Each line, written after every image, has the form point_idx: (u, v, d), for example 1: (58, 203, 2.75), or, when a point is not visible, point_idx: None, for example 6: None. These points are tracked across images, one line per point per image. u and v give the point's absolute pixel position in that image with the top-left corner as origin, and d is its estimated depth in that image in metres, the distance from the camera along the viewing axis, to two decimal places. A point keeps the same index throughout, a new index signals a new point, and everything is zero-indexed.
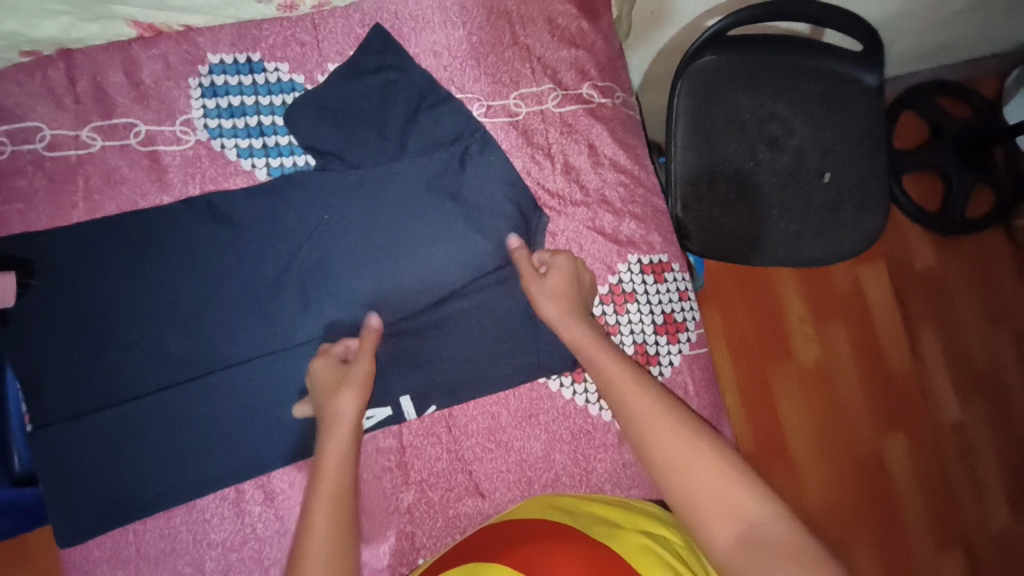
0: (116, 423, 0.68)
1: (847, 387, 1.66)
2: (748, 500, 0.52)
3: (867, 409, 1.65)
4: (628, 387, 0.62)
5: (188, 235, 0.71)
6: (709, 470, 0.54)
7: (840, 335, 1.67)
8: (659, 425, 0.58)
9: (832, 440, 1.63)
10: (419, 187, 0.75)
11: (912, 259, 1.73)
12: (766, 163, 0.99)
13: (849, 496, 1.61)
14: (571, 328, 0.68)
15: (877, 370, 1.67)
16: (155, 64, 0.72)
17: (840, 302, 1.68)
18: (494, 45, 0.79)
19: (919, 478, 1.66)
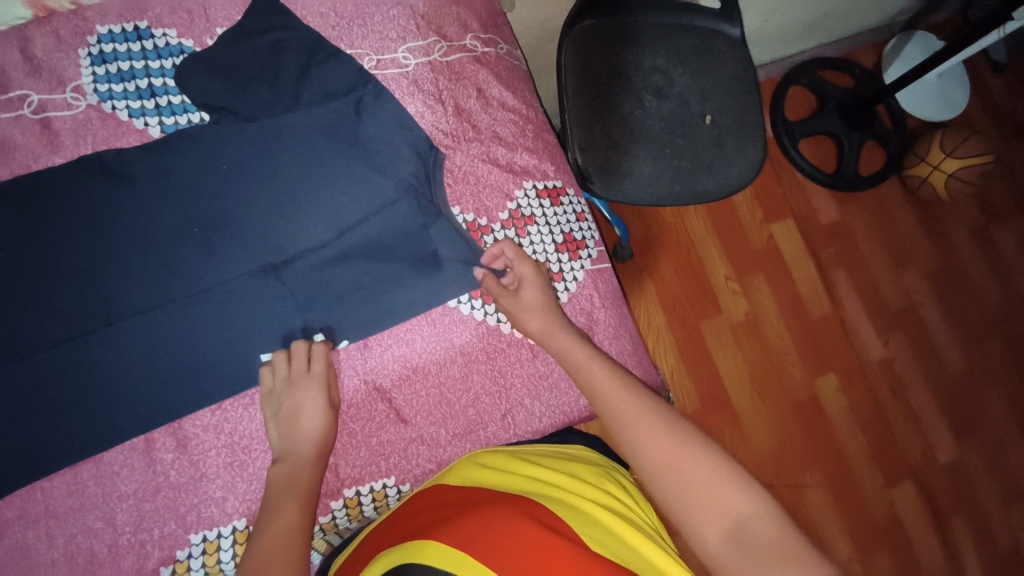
0: (14, 381, 0.66)
1: (778, 337, 1.74)
2: (732, 498, 0.56)
3: (799, 357, 1.73)
4: (620, 400, 0.67)
5: (84, 195, 0.71)
6: (691, 463, 0.59)
7: (763, 288, 1.77)
8: (650, 426, 0.63)
9: (771, 389, 1.69)
10: (317, 135, 0.77)
11: (817, 212, 1.85)
12: (653, 109, 1.08)
13: (795, 441, 1.67)
14: (558, 339, 0.74)
15: (802, 318, 1.76)
16: (47, 38, 0.75)
17: (758, 256, 1.78)
18: (378, 5, 0.85)
19: (859, 416, 1.72)
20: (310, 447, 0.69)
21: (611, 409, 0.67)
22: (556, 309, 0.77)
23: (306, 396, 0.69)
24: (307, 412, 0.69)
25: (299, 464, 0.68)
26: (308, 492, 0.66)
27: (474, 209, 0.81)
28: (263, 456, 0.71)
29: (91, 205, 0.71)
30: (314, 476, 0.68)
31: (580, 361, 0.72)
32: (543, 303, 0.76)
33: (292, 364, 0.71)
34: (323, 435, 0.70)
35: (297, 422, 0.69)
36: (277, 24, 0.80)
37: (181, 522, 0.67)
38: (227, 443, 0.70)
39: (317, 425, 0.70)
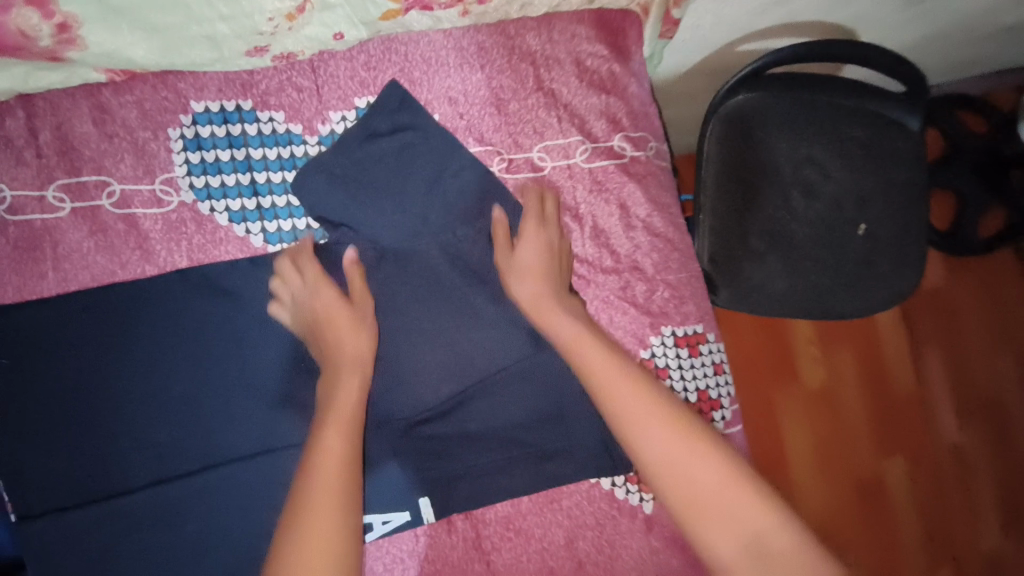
0: (106, 519, 0.62)
1: (851, 411, 1.62)
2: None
3: (868, 433, 1.62)
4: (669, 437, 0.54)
5: (187, 312, 0.65)
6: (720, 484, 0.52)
7: (847, 358, 1.63)
8: (686, 451, 0.53)
9: (835, 463, 1.59)
10: (444, 263, 0.69)
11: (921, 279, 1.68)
12: (800, 212, 0.91)
13: (845, 513, 1.58)
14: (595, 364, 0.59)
15: (880, 394, 1.64)
16: (129, 112, 0.63)
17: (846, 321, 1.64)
18: (516, 91, 0.71)
19: (920, 502, 1.62)
20: (349, 355, 0.61)
21: (632, 428, 0.55)
22: (556, 279, 0.65)
23: (329, 295, 0.62)
24: (338, 323, 0.62)
25: (335, 423, 0.57)
26: (335, 485, 0.53)
27: None
28: None
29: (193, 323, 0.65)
30: (353, 394, 0.59)
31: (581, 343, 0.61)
32: (539, 252, 0.66)
33: (290, 283, 0.64)
34: (355, 342, 0.62)
35: (333, 334, 0.62)
36: (404, 117, 0.68)
37: None
38: None
39: (350, 349, 0.61)
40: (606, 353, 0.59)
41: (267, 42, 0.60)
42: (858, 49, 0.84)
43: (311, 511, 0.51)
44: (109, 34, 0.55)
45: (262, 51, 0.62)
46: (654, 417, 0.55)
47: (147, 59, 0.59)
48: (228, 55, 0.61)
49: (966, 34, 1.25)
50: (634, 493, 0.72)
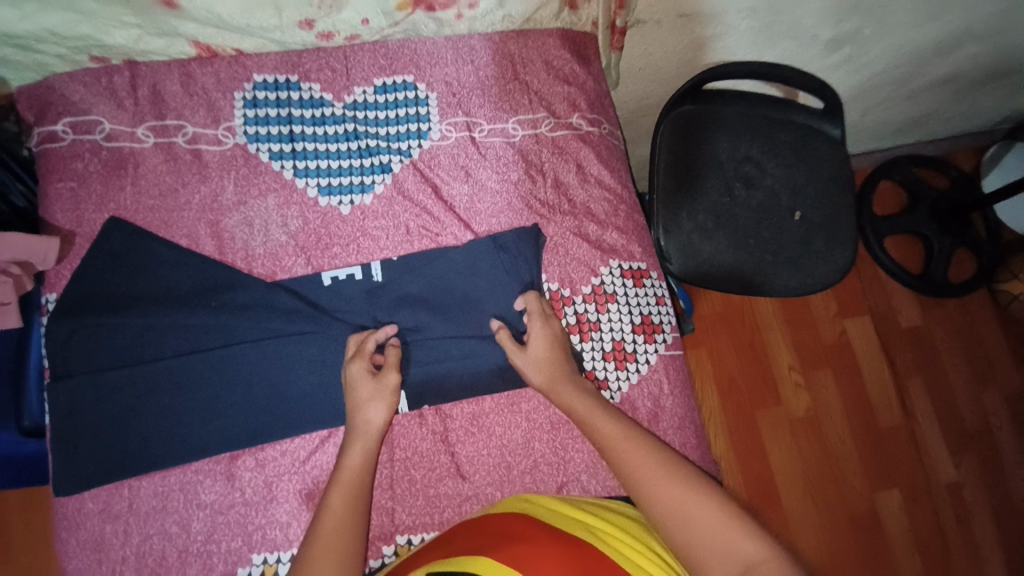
0: (130, 383, 0.74)
1: (840, 442, 1.61)
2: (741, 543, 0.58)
3: (860, 464, 1.59)
4: (626, 456, 0.68)
5: (226, 224, 0.82)
6: (705, 520, 0.60)
7: (831, 388, 1.65)
8: (677, 495, 0.63)
9: (825, 491, 1.56)
10: (429, 202, 0.86)
11: (897, 315, 1.74)
12: (742, 199, 1.09)
13: (845, 556, 1.52)
14: (566, 392, 0.75)
15: (868, 427, 1.63)
16: (207, 78, 0.85)
17: (827, 351, 1.68)
18: (498, 79, 0.92)
19: (919, 538, 1.55)
20: (365, 428, 0.72)
21: (617, 463, 0.68)
22: (563, 362, 0.78)
23: (364, 388, 0.74)
24: (369, 403, 0.73)
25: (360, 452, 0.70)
26: (357, 488, 0.68)
27: (560, 279, 0.85)
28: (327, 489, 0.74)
29: (229, 232, 0.81)
30: (364, 462, 0.70)
31: (586, 414, 0.73)
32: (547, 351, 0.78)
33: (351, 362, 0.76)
34: (377, 413, 0.72)
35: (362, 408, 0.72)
36: (411, 94, 0.89)
37: (247, 540, 0.71)
38: (298, 469, 0.74)
39: (375, 420, 0.72)
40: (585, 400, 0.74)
41: (315, 17, 0.82)
42: (780, 70, 1.05)
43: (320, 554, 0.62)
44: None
45: (309, 26, 0.84)
46: (633, 464, 0.67)
47: (232, 17, 0.79)
48: (285, 24, 0.82)
49: (894, 88, 1.48)
50: None
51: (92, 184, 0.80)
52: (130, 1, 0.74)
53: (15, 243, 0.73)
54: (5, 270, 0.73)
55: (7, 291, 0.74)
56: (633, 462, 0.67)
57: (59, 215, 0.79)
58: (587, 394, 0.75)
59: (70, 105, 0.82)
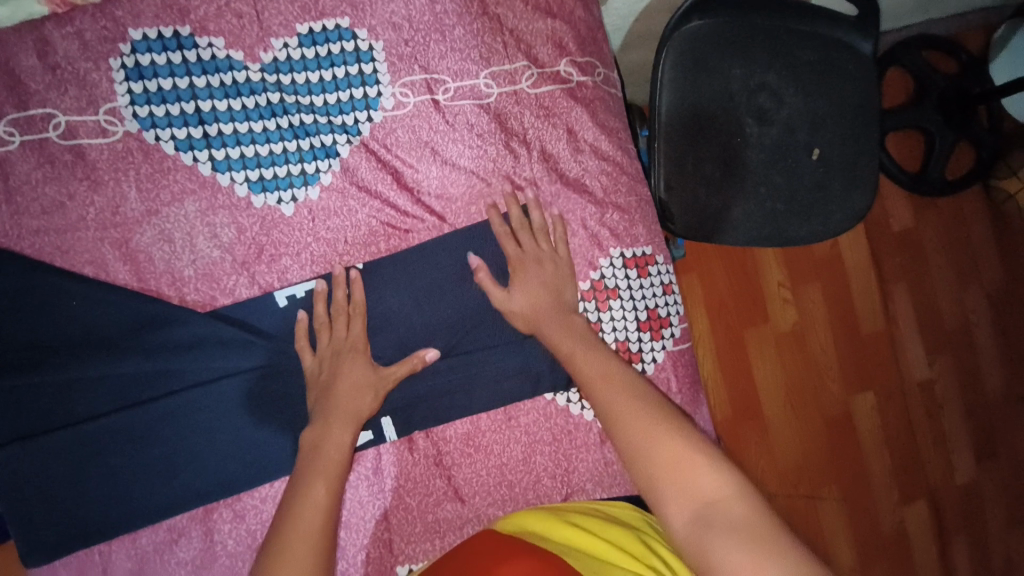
0: (73, 445, 0.64)
1: (823, 354, 1.61)
2: (706, 480, 0.52)
3: (839, 370, 1.61)
4: (600, 376, 0.63)
5: (138, 242, 0.65)
6: (675, 467, 0.53)
7: (817, 301, 1.61)
8: (648, 440, 0.56)
9: (804, 400, 1.59)
10: (390, 191, 0.70)
11: (889, 221, 1.65)
12: (754, 137, 0.94)
13: (821, 457, 1.58)
14: (547, 322, 0.69)
15: (849, 335, 1.63)
16: (70, 43, 0.63)
17: (818, 265, 1.62)
18: (460, 15, 0.71)
19: (887, 429, 1.63)
20: (345, 407, 0.65)
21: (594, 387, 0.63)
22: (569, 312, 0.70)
23: (352, 363, 0.66)
24: (347, 377, 0.66)
25: (336, 424, 0.64)
26: (337, 463, 0.62)
27: None
28: None
29: (144, 253, 0.65)
30: (343, 446, 0.63)
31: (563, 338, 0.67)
32: (545, 288, 0.70)
33: (335, 327, 0.68)
34: (359, 394, 0.65)
35: (335, 383, 0.65)
36: (349, 46, 0.69)
37: None
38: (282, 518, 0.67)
39: (358, 389, 0.65)
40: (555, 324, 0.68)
41: None
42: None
43: (292, 545, 0.54)
44: None
45: None
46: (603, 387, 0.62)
47: None
48: None
49: None
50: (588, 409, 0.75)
51: None
52: None
53: None
54: None
55: None
56: (606, 405, 0.61)
57: None
58: (585, 337, 0.68)
59: None
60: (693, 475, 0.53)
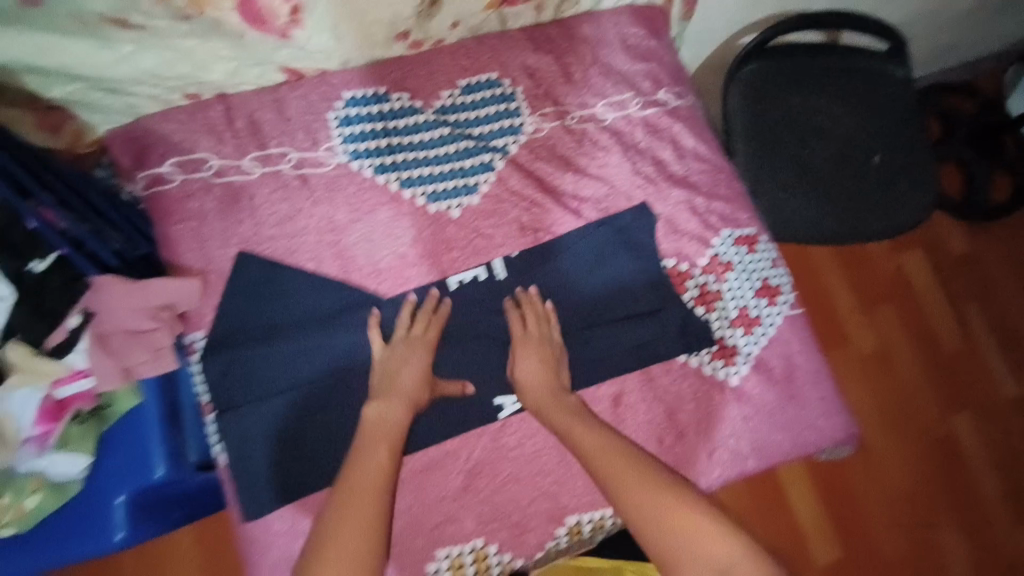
0: (290, 409, 0.77)
1: (911, 381, 1.50)
2: (710, 542, 0.64)
3: (931, 394, 1.50)
4: (603, 456, 0.72)
5: (347, 243, 0.83)
6: (685, 534, 0.65)
7: (893, 322, 1.54)
8: (652, 515, 0.66)
9: (902, 430, 1.46)
10: (535, 195, 0.87)
11: (947, 243, 1.60)
12: (819, 149, 1.11)
13: (931, 488, 1.42)
14: (552, 408, 0.78)
15: (934, 358, 1.52)
16: (299, 102, 0.85)
17: (887, 290, 1.56)
18: (579, 64, 0.92)
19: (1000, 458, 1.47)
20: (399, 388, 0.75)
21: (602, 468, 0.72)
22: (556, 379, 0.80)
23: (410, 352, 0.78)
24: (407, 372, 0.76)
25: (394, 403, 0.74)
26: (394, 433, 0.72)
27: (675, 254, 0.87)
28: (490, 482, 0.82)
29: (350, 251, 0.83)
30: (388, 459, 0.69)
31: (561, 422, 0.76)
32: (539, 363, 0.80)
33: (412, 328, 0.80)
34: (419, 386, 0.76)
35: (398, 377, 0.76)
36: (497, 91, 0.90)
37: (429, 538, 0.80)
38: (466, 468, 0.82)
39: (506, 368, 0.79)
40: (560, 413, 0.77)
41: (410, 29, 0.84)
42: (835, 17, 1.08)
43: (344, 525, 0.62)
44: (327, 18, 0.76)
45: (404, 38, 0.86)
46: (606, 464, 0.71)
47: (343, 48, 0.82)
48: (385, 40, 0.84)
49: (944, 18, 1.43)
50: (720, 369, 0.85)
51: (211, 221, 0.81)
52: (245, 39, 0.75)
53: (161, 288, 0.71)
54: (156, 316, 0.72)
55: (162, 336, 0.72)
56: (612, 480, 0.70)
57: (186, 256, 0.80)
58: (575, 407, 0.78)
59: (171, 145, 0.81)
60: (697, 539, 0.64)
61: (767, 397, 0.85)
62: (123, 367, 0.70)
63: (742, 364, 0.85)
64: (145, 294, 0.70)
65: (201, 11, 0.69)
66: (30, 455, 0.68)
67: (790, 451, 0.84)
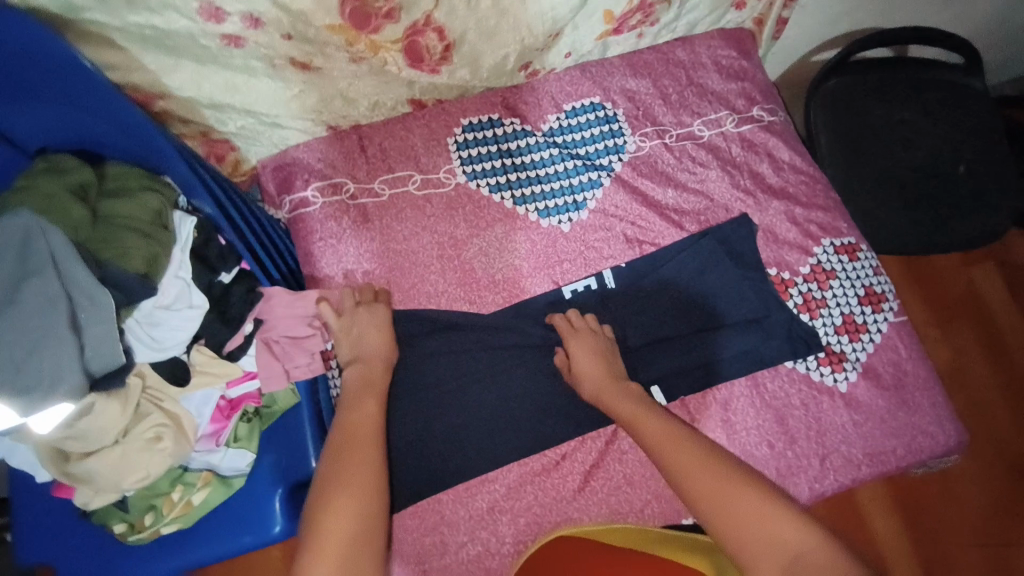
0: (423, 412, 0.84)
1: (982, 399, 1.32)
2: (782, 528, 0.57)
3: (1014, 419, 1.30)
4: (664, 439, 0.70)
5: (467, 256, 0.90)
6: (753, 518, 0.59)
7: (966, 338, 1.36)
8: (717, 500, 0.61)
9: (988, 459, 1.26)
10: (639, 209, 0.92)
11: (1015, 260, 1.41)
12: (905, 160, 1.12)
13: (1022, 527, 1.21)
14: (614, 400, 0.77)
15: (1010, 377, 1.33)
16: (422, 130, 0.93)
17: (952, 307, 1.39)
18: (675, 86, 0.97)
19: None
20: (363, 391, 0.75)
21: (660, 452, 0.69)
22: (614, 373, 0.80)
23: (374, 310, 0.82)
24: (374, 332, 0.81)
25: (365, 402, 0.74)
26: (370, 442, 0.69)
27: (776, 263, 0.91)
28: (606, 483, 0.83)
29: (470, 264, 0.90)
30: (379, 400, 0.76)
31: (622, 411, 0.75)
32: (592, 358, 0.81)
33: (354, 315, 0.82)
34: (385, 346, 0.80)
35: (365, 335, 0.80)
36: (599, 113, 0.96)
37: (548, 537, 0.82)
38: (583, 469, 0.84)
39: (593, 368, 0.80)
40: (623, 401, 0.76)
41: (531, 60, 0.93)
42: (915, 33, 1.10)
43: (327, 517, 0.60)
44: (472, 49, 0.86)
45: (525, 68, 0.94)
46: (664, 449, 0.69)
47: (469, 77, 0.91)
48: (510, 72, 0.93)
49: None
50: (829, 375, 0.87)
51: (347, 238, 0.89)
52: (400, 76, 0.87)
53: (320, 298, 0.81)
54: (311, 324, 0.81)
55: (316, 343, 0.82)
56: (671, 463, 0.67)
57: (325, 270, 0.88)
58: (635, 397, 0.76)
59: (313, 171, 0.91)
60: (767, 524, 0.58)
61: (880, 402, 0.87)
62: (285, 369, 0.79)
63: (851, 370, 0.88)
64: (305, 303, 0.79)
65: (376, 53, 0.81)
66: (205, 451, 0.76)
67: (901, 457, 0.86)
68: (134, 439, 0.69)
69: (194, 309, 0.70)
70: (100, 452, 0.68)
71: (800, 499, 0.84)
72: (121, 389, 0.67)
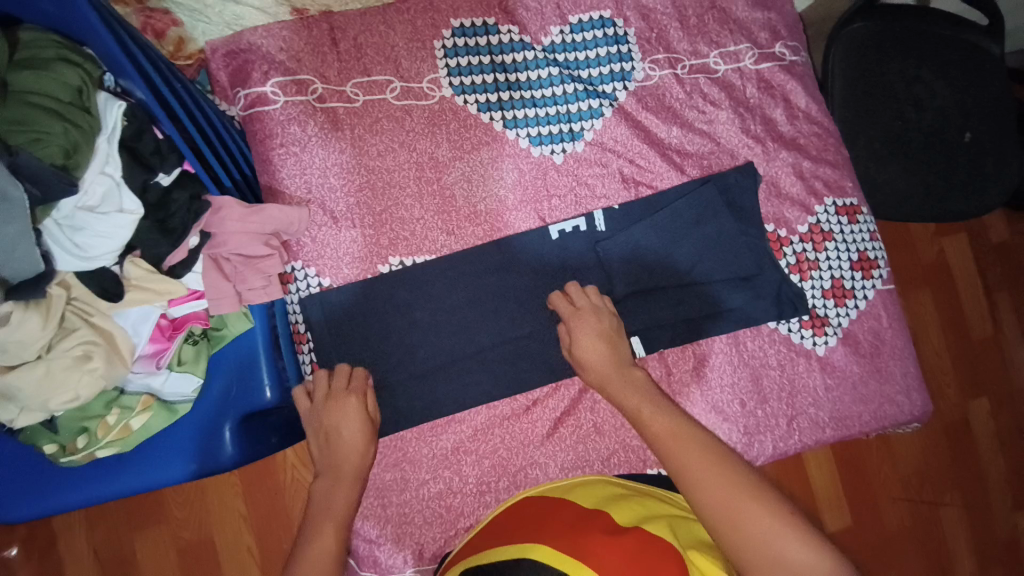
0: (389, 347, 0.79)
1: (932, 368, 1.29)
2: (805, 556, 0.54)
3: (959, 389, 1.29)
4: (673, 437, 0.65)
5: (447, 182, 0.81)
6: (772, 538, 0.55)
7: (928, 310, 1.30)
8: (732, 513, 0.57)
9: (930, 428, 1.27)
10: (640, 146, 0.84)
11: (986, 228, 1.32)
12: (913, 122, 1.04)
13: (946, 489, 1.26)
14: (614, 384, 0.72)
15: (957, 348, 1.30)
16: (405, 27, 0.81)
17: (923, 276, 1.30)
18: (695, 8, 0.87)
19: (1009, 444, 1.29)
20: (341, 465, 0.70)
21: (667, 446, 0.65)
22: (618, 352, 0.75)
23: (343, 416, 0.72)
24: (348, 429, 0.71)
25: (340, 480, 0.70)
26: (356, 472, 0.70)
27: (775, 219, 0.86)
28: (575, 431, 0.81)
29: (450, 190, 0.81)
30: (351, 495, 0.69)
31: (626, 397, 0.70)
32: (595, 337, 0.75)
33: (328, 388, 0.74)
34: (360, 451, 0.71)
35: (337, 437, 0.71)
36: (609, 32, 0.85)
37: (512, 480, 0.80)
38: (554, 416, 0.81)
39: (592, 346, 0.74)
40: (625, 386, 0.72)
41: None
42: None
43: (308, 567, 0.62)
44: None
45: None
46: (674, 446, 0.64)
47: None
48: None
49: None
50: (809, 338, 0.86)
51: (312, 148, 0.78)
52: None
53: (278, 215, 0.72)
54: (268, 244, 0.73)
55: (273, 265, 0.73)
56: (678, 459, 0.63)
57: (285, 182, 0.78)
58: (637, 380, 0.72)
59: (273, 64, 0.78)
60: (787, 548, 0.54)
61: (854, 368, 0.86)
62: (237, 291, 0.70)
63: (831, 335, 0.86)
64: (260, 219, 0.70)
65: None
66: (144, 373, 0.69)
67: (866, 423, 0.87)
68: (60, 356, 0.61)
69: (125, 215, 0.60)
70: (20, 368, 0.60)
71: (763, 456, 0.84)
72: (42, 299, 0.59)
